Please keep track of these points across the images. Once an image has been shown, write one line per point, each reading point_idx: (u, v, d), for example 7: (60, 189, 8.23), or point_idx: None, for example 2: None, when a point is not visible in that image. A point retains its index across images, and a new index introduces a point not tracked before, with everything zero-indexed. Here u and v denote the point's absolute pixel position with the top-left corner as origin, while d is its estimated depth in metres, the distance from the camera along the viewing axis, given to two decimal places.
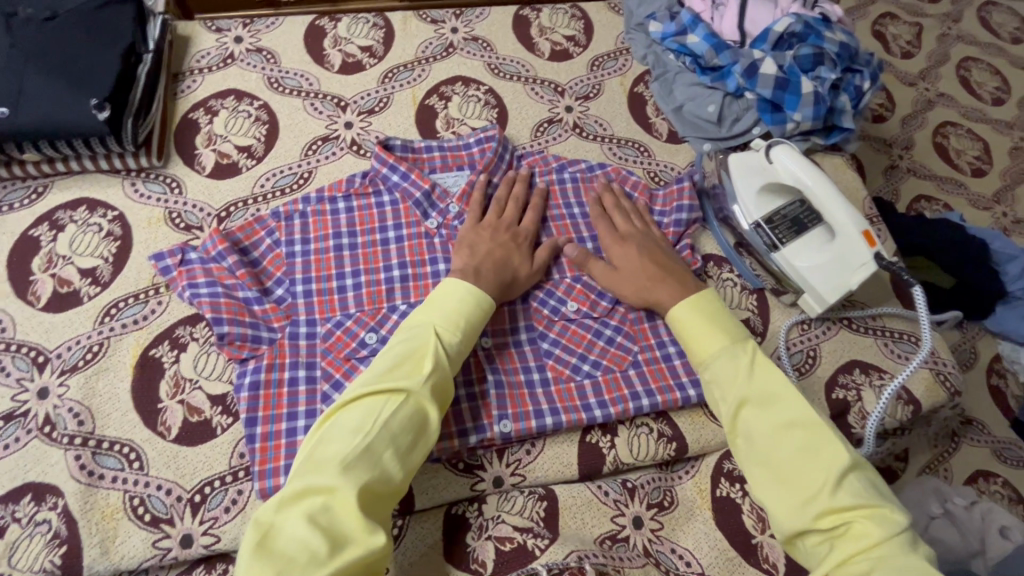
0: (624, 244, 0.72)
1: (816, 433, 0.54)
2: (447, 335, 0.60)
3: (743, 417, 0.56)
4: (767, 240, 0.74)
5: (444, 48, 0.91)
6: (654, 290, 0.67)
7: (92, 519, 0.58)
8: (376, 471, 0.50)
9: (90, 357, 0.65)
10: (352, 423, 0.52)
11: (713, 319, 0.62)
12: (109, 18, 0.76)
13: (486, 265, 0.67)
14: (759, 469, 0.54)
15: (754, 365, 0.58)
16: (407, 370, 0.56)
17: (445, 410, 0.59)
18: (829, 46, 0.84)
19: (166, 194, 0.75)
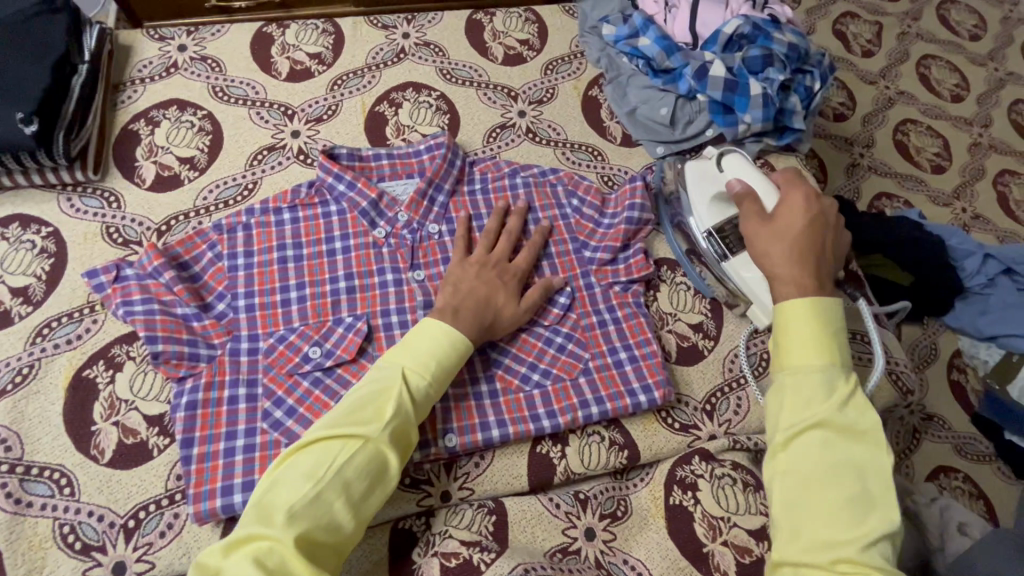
0: (806, 213, 0.62)
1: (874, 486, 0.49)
2: (414, 377, 0.58)
3: (806, 435, 0.52)
4: (716, 250, 0.73)
5: (394, 54, 0.90)
6: (781, 260, 0.60)
7: (19, 549, 0.56)
8: (325, 519, 0.49)
9: (20, 380, 0.63)
10: (306, 468, 0.51)
11: (829, 330, 0.56)
12: (41, 29, 0.74)
13: (467, 304, 0.64)
14: (794, 490, 0.50)
15: (851, 399, 0.53)
16: (369, 414, 0.54)
17: (407, 454, 0.57)
18: (778, 47, 0.84)
19: (104, 209, 0.73)
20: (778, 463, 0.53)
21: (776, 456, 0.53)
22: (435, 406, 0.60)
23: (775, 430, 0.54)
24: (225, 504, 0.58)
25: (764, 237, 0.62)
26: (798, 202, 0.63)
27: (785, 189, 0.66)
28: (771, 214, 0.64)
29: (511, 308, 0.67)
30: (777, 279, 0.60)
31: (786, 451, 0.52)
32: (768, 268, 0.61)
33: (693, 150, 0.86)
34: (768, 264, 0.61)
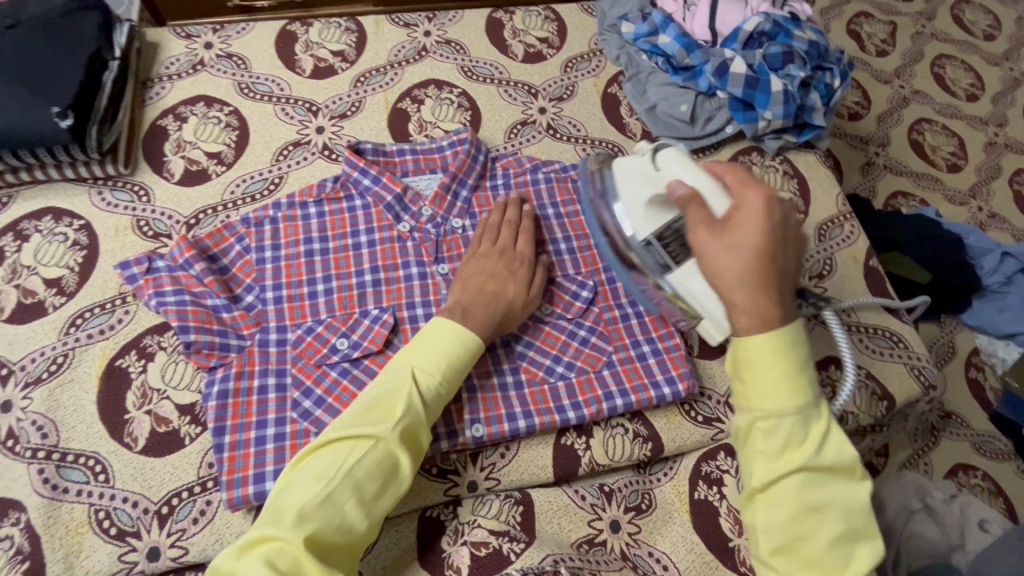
0: (767, 219, 0.50)
1: (857, 523, 0.49)
2: (425, 378, 0.58)
3: (784, 482, 0.49)
4: (659, 262, 0.65)
5: (416, 52, 0.91)
6: (740, 287, 0.50)
7: (56, 534, 0.57)
8: (337, 519, 0.50)
9: (55, 369, 0.64)
10: (317, 469, 0.51)
11: (800, 362, 0.49)
12: (74, 26, 0.75)
13: (476, 301, 0.64)
14: (777, 538, 0.49)
15: (825, 435, 0.49)
16: (379, 415, 0.54)
17: (419, 455, 0.57)
18: (798, 44, 0.85)
19: (134, 202, 0.74)
20: (756, 509, 0.50)
21: (753, 499, 0.51)
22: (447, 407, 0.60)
23: (752, 474, 0.51)
24: (258, 491, 0.58)
25: (716, 254, 0.51)
26: (754, 205, 0.51)
27: (736, 190, 0.53)
28: (722, 224, 0.52)
29: (520, 300, 0.67)
30: (736, 308, 0.50)
31: (766, 498, 0.50)
32: (723, 292, 0.51)
33: (713, 146, 0.88)
34: (725, 292, 0.51)
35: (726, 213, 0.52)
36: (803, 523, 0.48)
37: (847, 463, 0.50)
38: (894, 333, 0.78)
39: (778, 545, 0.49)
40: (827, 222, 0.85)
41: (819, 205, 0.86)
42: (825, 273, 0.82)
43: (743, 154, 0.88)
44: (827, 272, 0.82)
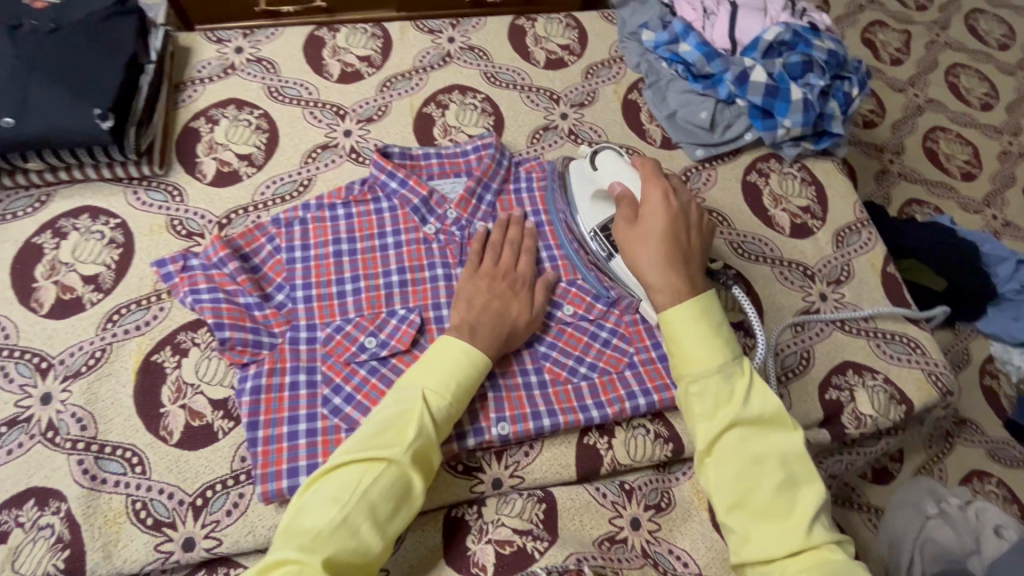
0: (666, 211, 0.63)
1: (795, 465, 0.53)
2: (435, 399, 0.58)
3: (724, 438, 0.54)
4: (602, 248, 0.72)
5: (441, 57, 0.93)
6: (655, 268, 0.61)
7: (95, 523, 0.58)
8: (352, 542, 0.50)
9: (93, 363, 0.66)
10: (331, 493, 0.51)
11: (714, 324, 0.58)
12: (113, 30, 0.77)
13: (483, 320, 0.65)
14: (730, 496, 0.53)
15: (750, 387, 0.56)
16: (391, 438, 0.54)
17: (430, 474, 0.57)
18: (818, 54, 0.86)
19: (168, 202, 0.76)
20: (708, 473, 0.54)
21: (703, 464, 0.55)
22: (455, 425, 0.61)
23: (697, 439, 0.55)
24: (291, 484, 0.60)
25: (633, 244, 0.63)
26: (654, 200, 0.64)
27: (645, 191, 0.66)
28: (636, 220, 0.64)
29: (523, 319, 0.67)
30: (653, 287, 0.61)
31: (713, 461, 0.54)
32: (643, 275, 0.62)
33: (732, 153, 0.89)
34: (644, 275, 0.61)
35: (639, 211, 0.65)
36: (749, 474, 0.53)
37: (773, 411, 0.55)
38: (911, 340, 0.79)
39: (733, 504, 0.52)
40: (845, 228, 0.87)
41: (836, 211, 0.88)
42: (842, 279, 0.83)
43: (761, 161, 0.89)
44: (845, 277, 0.83)
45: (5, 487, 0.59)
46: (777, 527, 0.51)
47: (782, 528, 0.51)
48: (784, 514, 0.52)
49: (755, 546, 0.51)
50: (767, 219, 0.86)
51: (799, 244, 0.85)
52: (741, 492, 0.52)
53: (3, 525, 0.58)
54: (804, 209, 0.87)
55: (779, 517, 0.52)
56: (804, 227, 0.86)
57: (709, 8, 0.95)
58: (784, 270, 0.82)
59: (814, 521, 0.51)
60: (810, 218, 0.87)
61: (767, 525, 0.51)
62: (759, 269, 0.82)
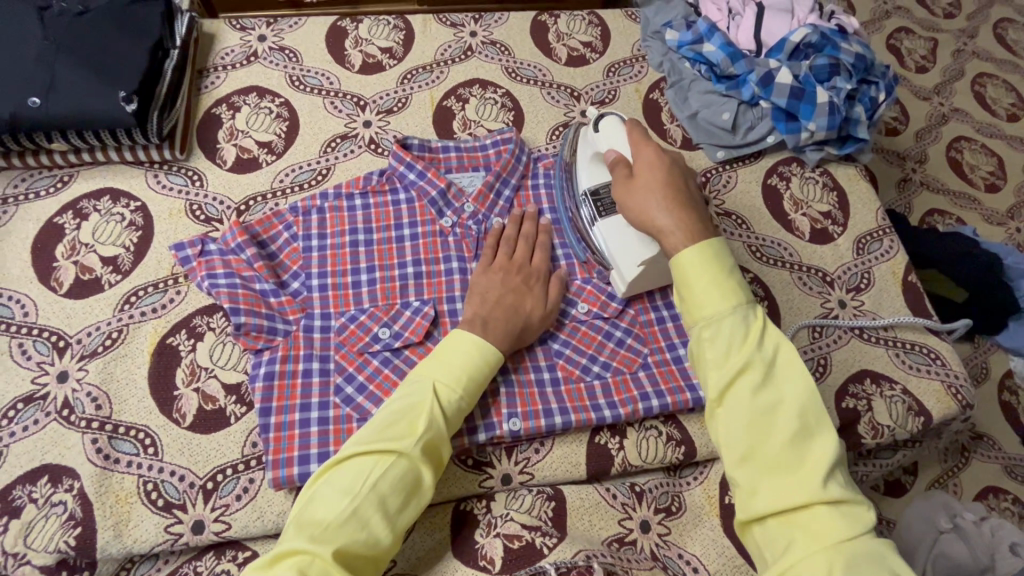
0: (662, 161, 0.61)
1: (810, 413, 0.48)
2: (446, 392, 0.58)
3: (736, 386, 0.49)
4: (589, 212, 0.72)
5: (462, 51, 0.93)
6: (666, 214, 0.57)
7: (106, 502, 0.59)
8: (362, 534, 0.49)
9: (109, 344, 0.66)
10: (342, 484, 0.51)
11: (726, 267, 0.53)
12: (139, 14, 0.77)
13: (496, 314, 0.64)
14: (739, 447, 0.48)
15: (764, 331, 0.51)
16: (402, 430, 0.54)
17: (439, 467, 0.57)
18: (845, 57, 0.85)
19: (188, 186, 0.77)
20: (716, 423, 0.50)
21: (713, 415, 0.50)
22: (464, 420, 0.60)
23: (707, 387, 0.51)
24: (302, 472, 0.60)
25: (634, 198, 0.60)
26: (649, 155, 0.62)
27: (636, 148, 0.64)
28: (635, 176, 0.62)
29: (536, 313, 0.67)
30: (663, 231, 0.57)
31: (723, 410, 0.49)
32: (650, 224, 0.58)
33: (753, 156, 0.88)
34: (654, 224, 0.58)
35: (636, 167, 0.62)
36: (758, 422, 0.48)
37: (785, 355, 0.50)
38: (931, 350, 0.77)
39: (743, 454, 0.48)
40: (866, 236, 0.85)
41: (858, 218, 0.86)
42: (862, 286, 0.82)
43: (783, 164, 0.88)
44: (865, 285, 0.82)
45: (19, 463, 0.60)
46: (787, 479, 0.46)
47: (794, 480, 0.46)
48: (796, 466, 0.47)
49: (764, 498, 0.46)
50: (787, 222, 0.85)
51: (820, 249, 0.84)
52: (751, 446, 0.48)
53: (16, 500, 0.58)
54: (825, 215, 0.86)
55: (791, 469, 0.47)
56: (824, 232, 0.85)
57: (734, 8, 0.94)
58: (802, 276, 0.81)
59: (830, 475, 0.46)
60: (830, 224, 0.85)
61: (777, 477, 0.47)
62: (777, 273, 0.81)
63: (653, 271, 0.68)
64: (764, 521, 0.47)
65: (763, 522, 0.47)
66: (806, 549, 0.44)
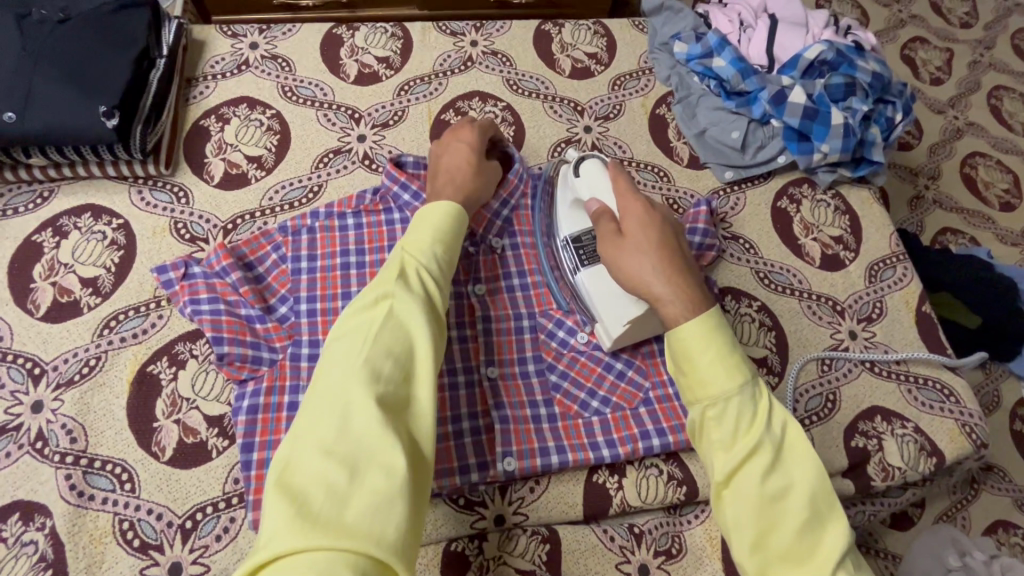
0: (651, 219, 0.59)
1: (819, 497, 0.46)
2: (417, 248, 0.57)
3: (744, 469, 0.47)
4: (570, 260, 0.69)
5: (462, 62, 0.89)
6: (660, 277, 0.56)
7: (80, 542, 0.56)
8: (377, 379, 0.47)
9: (87, 371, 0.63)
10: (343, 348, 0.49)
11: (729, 342, 0.51)
12: (125, 22, 0.74)
13: (444, 180, 0.66)
14: (748, 536, 0.46)
15: (770, 409, 0.49)
16: (381, 284, 0.53)
17: (441, 312, 0.55)
18: (862, 76, 0.81)
19: (173, 203, 0.73)
20: (724, 507, 0.48)
21: (720, 497, 0.48)
22: (451, 274, 0.59)
23: (714, 469, 0.49)
24: None
25: (627, 259, 0.58)
26: (638, 210, 0.60)
27: (622, 199, 0.62)
28: (624, 233, 0.59)
29: (484, 173, 0.69)
30: (661, 299, 0.55)
31: (731, 493, 0.47)
32: (646, 290, 0.56)
33: (762, 177, 0.85)
34: (648, 288, 0.56)
35: (625, 224, 0.60)
36: (769, 509, 0.46)
37: (792, 437, 0.49)
38: (944, 386, 0.74)
39: (753, 544, 0.46)
40: (879, 262, 0.82)
41: (870, 243, 0.83)
42: (874, 316, 0.78)
43: (793, 186, 0.85)
44: (876, 315, 0.78)
45: None
46: (800, 571, 0.44)
47: (807, 574, 0.44)
48: (808, 557, 0.45)
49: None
50: (797, 248, 0.81)
51: (830, 276, 0.80)
52: (760, 531, 0.46)
53: None
54: (836, 239, 0.82)
55: (804, 560, 0.45)
56: (836, 258, 0.81)
57: (746, 21, 0.91)
58: (812, 304, 0.78)
59: (844, 568, 0.44)
60: (842, 249, 0.82)
61: (790, 569, 0.45)
62: (786, 301, 0.78)
63: (640, 326, 0.65)
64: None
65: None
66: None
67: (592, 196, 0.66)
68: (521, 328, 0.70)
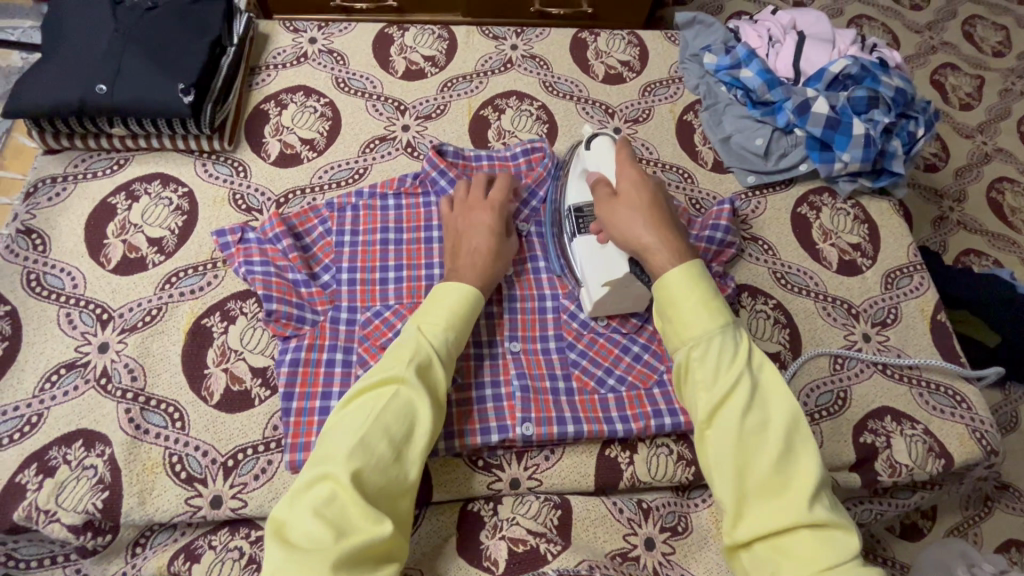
0: (644, 183, 0.64)
1: (793, 434, 0.50)
2: (431, 328, 0.60)
3: (725, 406, 0.51)
4: (569, 227, 0.71)
5: (502, 63, 0.95)
6: (649, 231, 0.60)
7: (134, 470, 0.62)
8: (372, 459, 0.51)
9: (149, 320, 0.70)
10: (348, 420, 0.54)
11: (710, 289, 0.55)
12: (203, 12, 0.82)
13: (465, 258, 0.67)
14: (730, 470, 0.50)
15: (749, 352, 0.53)
16: (393, 363, 0.57)
17: (441, 396, 0.58)
18: (885, 90, 0.85)
19: (232, 176, 0.80)
20: (707, 443, 0.52)
21: (703, 436, 0.52)
22: (460, 354, 0.62)
23: (697, 409, 0.53)
24: None
25: (618, 215, 0.63)
26: (632, 175, 0.65)
27: (620, 167, 0.66)
28: (618, 195, 0.64)
29: (501, 249, 0.69)
30: (649, 249, 0.59)
31: (713, 432, 0.51)
32: (635, 242, 0.61)
33: (783, 183, 0.88)
34: (637, 238, 0.60)
35: (620, 188, 0.65)
36: (747, 442, 0.50)
37: (769, 377, 0.53)
38: (957, 393, 0.76)
39: (733, 477, 0.49)
40: (896, 270, 0.84)
41: (887, 252, 0.85)
42: (888, 321, 0.80)
43: (814, 194, 0.88)
44: (891, 320, 0.81)
45: (58, 425, 0.63)
46: (775, 504, 0.48)
47: (780, 507, 0.48)
48: (782, 490, 0.49)
49: (751, 523, 0.48)
50: (815, 252, 0.84)
51: (846, 281, 0.83)
52: (739, 466, 0.49)
53: (52, 460, 0.61)
54: (854, 246, 0.85)
55: (779, 493, 0.49)
56: (853, 264, 0.84)
57: (775, 36, 0.95)
58: (827, 306, 0.81)
59: (815, 499, 0.48)
60: (859, 256, 0.85)
61: (766, 502, 0.49)
62: (802, 302, 0.80)
63: (620, 293, 0.67)
64: (753, 546, 0.49)
65: (751, 548, 0.49)
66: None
67: (598, 166, 0.69)
68: (544, 308, 0.75)
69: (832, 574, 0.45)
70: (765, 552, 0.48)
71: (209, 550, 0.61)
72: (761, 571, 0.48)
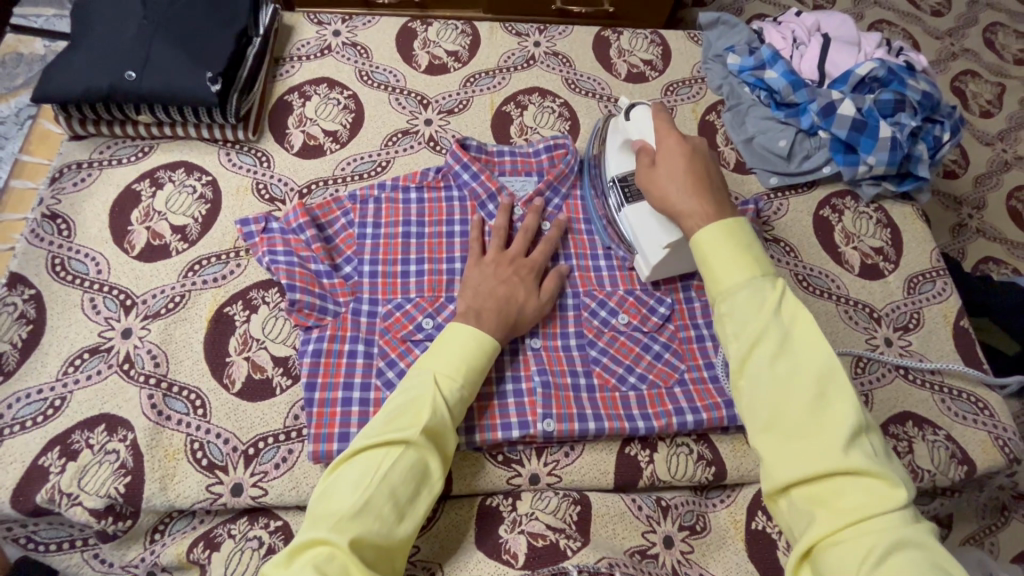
0: (682, 149, 0.63)
1: (830, 382, 0.47)
2: (447, 382, 0.58)
3: (755, 353, 0.49)
4: (616, 200, 0.74)
5: (525, 59, 0.95)
6: (685, 200, 0.60)
7: (156, 456, 0.62)
8: (376, 524, 0.50)
9: (172, 307, 0.70)
10: (353, 478, 0.51)
11: (740, 245, 0.54)
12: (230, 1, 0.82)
13: (489, 306, 0.65)
14: (760, 416, 0.48)
15: (781, 300, 0.51)
16: (405, 421, 0.54)
17: (446, 454, 0.57)
18: (912, 94, 0.84)
19: (256, 166, 0.81)
20: (740, 394, 0.50)
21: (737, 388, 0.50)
22: (469, 407, 0.61)
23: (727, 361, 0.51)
24: (341, 448, 0.62)
25: (656, 185, 0.63)
26: (670, 143, 0.64)
27: (660, 133, 0.65)
28: (656, 164, 0.64)
29: (529, 306, 0.68)
30: (683, 215, 0.59)
31: (747, 378, 0.49)
32: (672, 208, 0.61)
33: (806, 185, 0.88)
34: (674, 207, 0.60)
35: (659, 156, 0.64)
36: (778, 389, 0.48)
37: (802, 324, 0.50)
38: (979, 400, 0.75)
39: (765, 423, 0.47)
40: (918, 275, 0.84)
41: (911, 256, 0.85)
42: (911, 326, 0.80)
43: (837, 197, 0.87)
44: (913, 325, 0.80)
45: (81, 409, 0.63)
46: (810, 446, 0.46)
47: (815, 451, 0.45)
48: (816, 433, 0.46)
49: (785, 468, 0.46)
50: (837, 255, 0.84)
51: (868, 285, 0.82)
52: (773, 408, 0.47)
53: (74, 444, 0.61)
54: (877, 250, 0.85)
55: (814, 437, 0.46)
56: (875, 267, 0.84)
57: (799, 38, 0.95)
58: (849, 310, 0.80)
59: (852, 443, 0.45)
60: (882, 260, 0.84)
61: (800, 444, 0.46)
62: (823, 305, 0.80)
63: (681, 253, 0.68)
64: (791, 494, 0.46)
65: (790, 493, 0.46)
66: (835, 524, 0.43)
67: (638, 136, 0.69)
68: (566, 305, 0.74)
69: (874, 523, 0.42)
70: (803, 502, 0.46)
71: (228, 539, 0.61)
72: (801, 520, 0.45)
